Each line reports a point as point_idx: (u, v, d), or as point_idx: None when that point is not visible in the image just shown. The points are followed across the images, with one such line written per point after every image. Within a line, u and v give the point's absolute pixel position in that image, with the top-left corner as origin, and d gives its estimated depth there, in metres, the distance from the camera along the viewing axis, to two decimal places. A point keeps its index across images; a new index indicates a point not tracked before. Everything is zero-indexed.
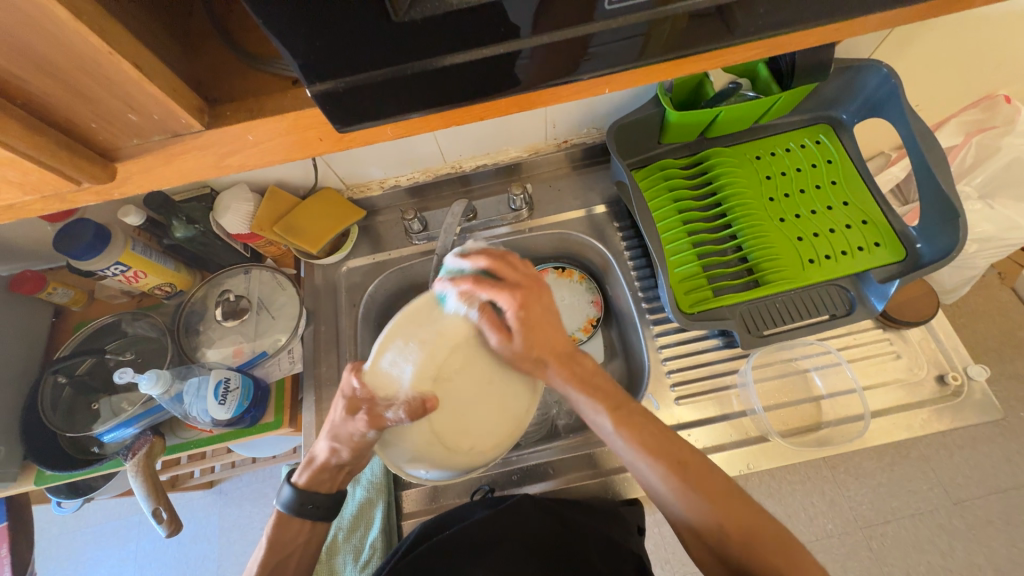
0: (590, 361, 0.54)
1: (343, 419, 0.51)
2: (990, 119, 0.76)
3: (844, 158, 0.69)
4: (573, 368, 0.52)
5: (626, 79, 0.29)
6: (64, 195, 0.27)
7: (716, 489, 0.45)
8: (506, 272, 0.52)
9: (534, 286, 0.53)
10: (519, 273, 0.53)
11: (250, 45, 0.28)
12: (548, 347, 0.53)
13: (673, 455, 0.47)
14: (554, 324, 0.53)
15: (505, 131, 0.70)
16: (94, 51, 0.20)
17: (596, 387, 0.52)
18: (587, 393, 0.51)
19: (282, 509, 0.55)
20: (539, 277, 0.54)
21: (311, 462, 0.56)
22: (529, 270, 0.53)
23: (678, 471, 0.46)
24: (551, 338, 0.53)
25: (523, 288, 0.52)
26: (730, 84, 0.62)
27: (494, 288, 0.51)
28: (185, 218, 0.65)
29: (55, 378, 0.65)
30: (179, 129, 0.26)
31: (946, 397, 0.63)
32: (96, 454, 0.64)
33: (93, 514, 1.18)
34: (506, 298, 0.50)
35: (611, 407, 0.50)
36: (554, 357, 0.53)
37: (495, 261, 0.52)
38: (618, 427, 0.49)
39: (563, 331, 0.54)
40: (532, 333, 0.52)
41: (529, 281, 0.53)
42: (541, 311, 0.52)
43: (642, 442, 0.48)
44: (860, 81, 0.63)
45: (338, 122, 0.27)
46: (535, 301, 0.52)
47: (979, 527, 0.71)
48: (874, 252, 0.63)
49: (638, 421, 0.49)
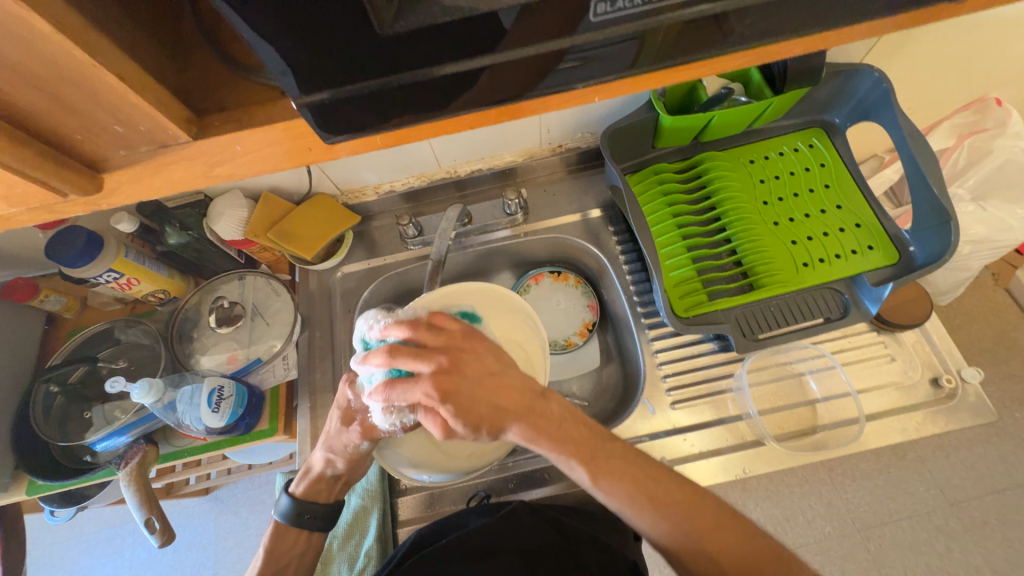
0: (558, 404, 0.48)
1: (339, 430, 0.54)
2: (982, 121, 0.77)
3: (838, 162, 0.69)
4: (538, 420, 0.46)
5: (617, 86, 0.29)
6: (52, 206, 0.27)
7: (710, 523, 0.44)
8: (427, 341, 0.47)
9: (455, 350, 0.47)
10: (443, 337, 0.47)
11: (239, 55, 0.28)
12: (502, 410, 0.46)
13: (652, 496, 0.44)
14: (498, 377, 0.47)
15: (499, 136, 0.70)
16: (78, 63, 0.20)
17: (568, 439, 0.46)
18: (559, 447, 0.46)
19: (280, 518, 0.55)
20: (456, 336, 0.48)
21: (309, 470, 0.57)
22: (453, 327, 0.48)
23: (667, 511, 0.44)
24: (504, 399, 0.46)
25: (437, 367, 0.45)
26: (722, 90, 0.63)
27: (416, 374, 0.44)
28: (178, 224, 0.65)
29: (47, 387, 0.64)
30: (166, 139, 0.25)
31: (940, 400, 0.63)
32: (89, 463, 0.63)
33: (88, 521, 1.17)
34: (427, 386, 0.44)
35: (586, 460, 0.46)
36: (518, 417, 0.46)
37: (407, 338, 0.47)
38: (597, 477, 0.46)
39: (513, 384, 0.47)
40: (473, 410, 0.45)
41: (456, 338, 0.48)
42: (479, 369, 0.46)
43: (622, 489, 0.45)
44: (851, 85, 0.63)
45: (329, 131, 0.26)
46: (461, 362, 0.46)
47: (975, 528, 0.71)
48: (867, 256, 0.63)
49: (617, 467, 0.46)
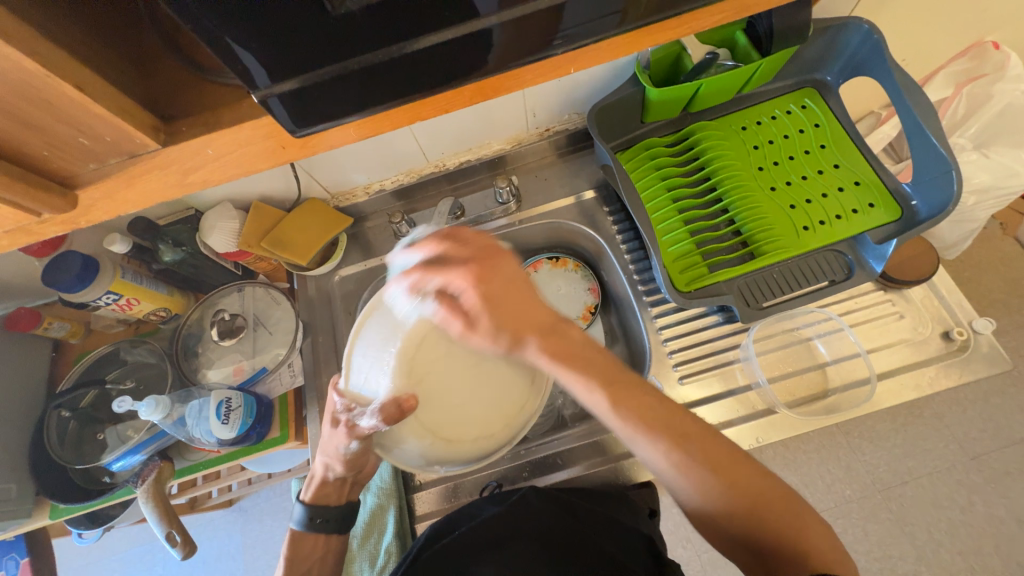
0: (580, 331, 0.46)
1: (330, 434, 0.54)
2: (979, 67, 0.74)
3: (832, 120, 0.67)
4: (561, 342, 0.45)
5: (592, 56, 0.29)
6: (30, 227, 0.26)
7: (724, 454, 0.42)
8: (454, 247, 0.43)
9: (488, 255, 0.43)
10: (471, 247, 0.43)
11: (203, 58, 0.27)
12: (526, 322, 0.44)
13: (674, 433, 0.43)
14: (526, 294, 0.44)
15: (484, 123, 0.69)
16: (30, 74, 0.20)
17: (589, 364, 0.45)
18: (578, 371, 0.44)
19: (298, 526, 0.56)
20: (492, 244, 0.44)
21: (313, 477, 0.57)
22: (481, 239, 0.44)
23: (679, 444, 0.42)
24: (528, 311, 0.44)
25: (475, 259, 0.43)
26: (708, 54, 0.62)
27: (444, 270, 0.43)
28: (171, 241, 0.66)
29: (59, 412, 0.65)
30: (135, 149, 0.25)
31: (953, 353, 0.62)
32: (107, 484, 0.64)
33: (118, 541, 1.19)
34: (455, 276, 0.42)
35: (605, 383, 0.44)
36: (541, 333, 0.44)
37: (446, 235, 0.44)
38: (617, 405, 0.43)
39: (541, 302, 0.45)
40: (496, 311, 0.43)
41: (484, 249, 0.44)
42: (506, 280, 0.43)
43: (638, 420, 0.43)
44: (841, 39, 0.61)
45: (299, 123, 0.26)
46: (491, 271, 0.43)
47: (998, 480, 0.70)
48: (869, 213, 0.62)
49: (635, 397, 0.44)
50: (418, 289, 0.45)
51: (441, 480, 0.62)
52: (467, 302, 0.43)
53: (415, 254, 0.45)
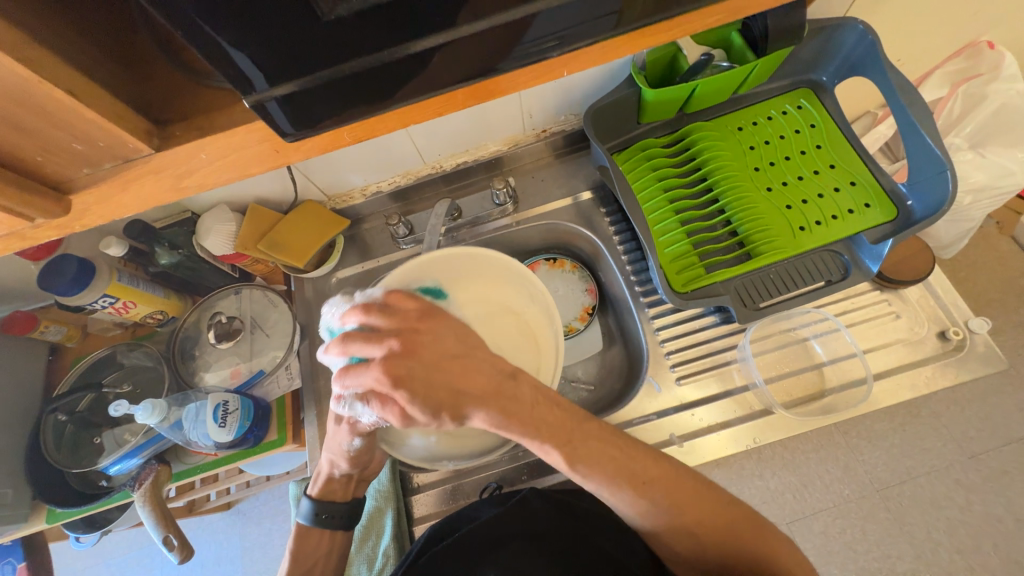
0: (529, 386, 0.44)
1: (334, 430, 0.54)
2: (975, 66, 0.75)
3: (829, 121, 0.67)
4: (507, 404, 0.42)
5: (585, 58, 0.29)
6: (24, 232, 0.26)
7: (686, 492, 0.44)
8: (385, 322, 0.41)
9: (413, 329, 0.41)
10: (398, 318, 0.41)
11: (196, 62, 0.27)
12: (463, 394, 0.40)
13: (631, 478, 0.44)
14: (459, 360, 0.41)
15: (480, 125, 0.68)
16: (22, 81, 0.20)
17: (543, 425, 0.43)
18: (533, 434, 0.42)
19: (303, 521, 0.57)
20: (424, 310, 0.42)
21: (319, 473, 0.57)
22: (408, 306, 0.42)
23: (645, 489, 0.44)
24: (465, 383, 0.41)
25: (392, 351, 0.39)
26: (702, 56, 0.60)
27: (367, 367, 0.39)
28: (168, 244, 0.65)
29: (56, 416, 0.64)
30: (129, 153, 0.25)
31: (949, 353, 0.62)
32: (105, 488, 0.64)
33: (116, 545, 1.19)
34: (376, 369, 0.38)
35: (561, 445, 0.43)
36: (485, 401, 0.41)
37: (361, 325, 0.41)
38: (574, 463, 0.43)
39: (480, 366, 0.42)
40: (433, 395, 0.39)
41: (414, 318, 0.41)
42: (436, 350, 0.40)
43: (601, 472, 0.44)
44: (835, 40, 0.62)
45: (292, 127, 0.26)
46: (419, 345, 0.40)
47: (995, 479, 0.70)
48: (865, 213, 0.62)
49: (596, 450, 0.44)
50: (342, 399, 0.41)
51: (440, 481, 0.62)
52: (393, 392, 0.38)
53: (336, 329, 0.42)
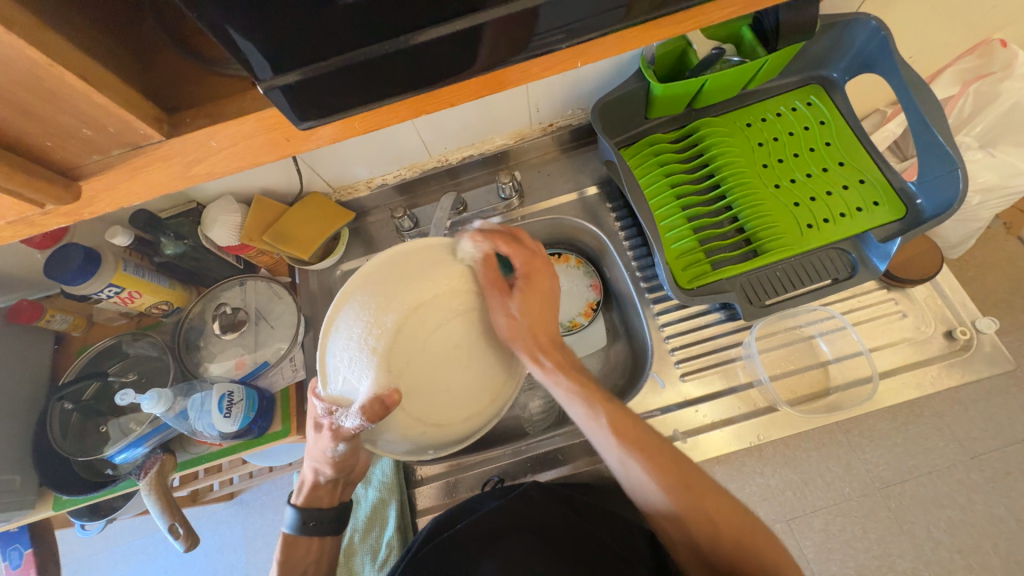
0: (578, 358, 0.54)
1: (315, 438, 0.52)
2: (986, 65, 0.74)
3: (838, 118, 0.67)
4: (565, 360, 0.52)
5: (598, 50, 0.28)
6: (32, 218, 0.26)
7: (703, 482, 0.45)
8: (522, 241, 0.54)
9: (544, 263, 0.54)
10: (526, 247, 0.54)
11: (206, 50, 0.27)
12: (544, 330, 0.53)
13: (647, 447, 0.46)
14: (552, 308, 0.54)
15: (487, 118, 0.68)
16: (33, 64, 0.20)
17: (589, 386, 0.51)
18: (580, 389, 0.50)
19: (289, 531, 0.55)
20: (548, 258, 0.55)
21: (304, 481, 0.56)
22: (535, 245, 0.55)
23: (664, 473, 0.45)
24: (547, 324, 0.53)
25: (534, 262, 0.53)
26: (713, 50, 0.60)
27: (509, 250, 0.53)
28: (173, 235, 0.66)
29: (62, 404, 0.65)
30: (139, 140, 0.25)
31: (956, 352, 0.62)
32: (110, 476, 0.64)
33: (120, 533, 1.20)
34: (518, 260, 0.53)
35: (606, 402, 0.49)
36: (549, 345, 0.52)
37: (511, 231, 0.54)
38: (614, 424, 0.48)
39: (559, 321, 0.54)
40: (529, 307, 0.52)
41: (536, 259, 0.54)
42: (546, 290, 0.54)
43: (635, 439, 0.47)
44: (847, 36, 0.61)
45: (300, 116, 0.26)
46: (537, 279, 0.53)
47: (997, 479, 0.70)
48: (874, 212, 0.62)
49: (631, 419, 0.49)
50: (473, 243, 0.53)
51: (441, 474, 0.62)
52: (517, 279, 0.53)
53: (476, 227, 0.55)
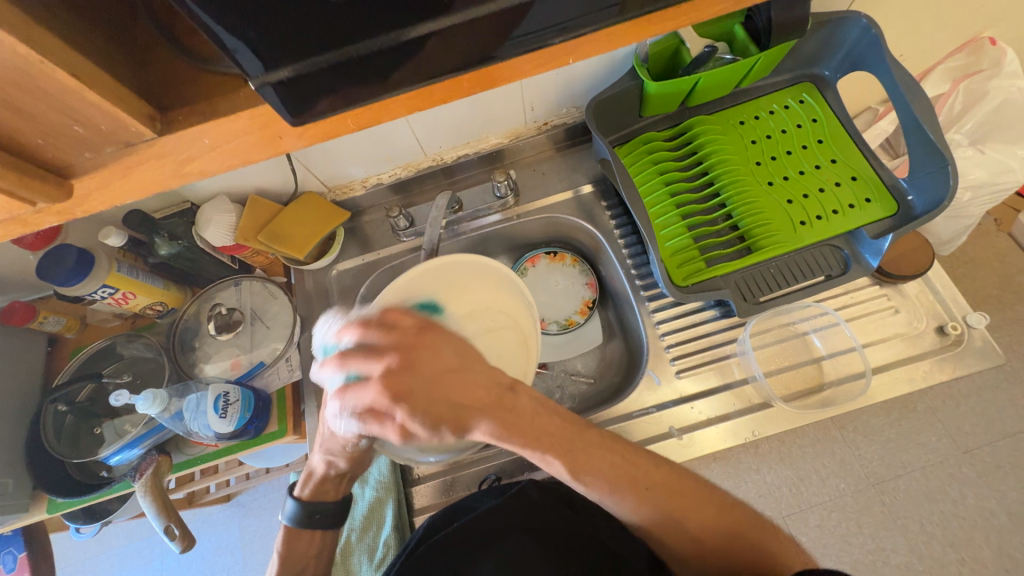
0: (527, 395, 0.45)
1: (334, 431, 0.53)
2: (977, 63, 0.75)
3: (830, 116, 0.67)
4: (506, 416, 0.43)
5: (590, 46, 0.29)
6: (25, 216, 0.26)
7: (684, 489, 0.44)
8: (383, 339, 0.43)
9: (409, 351, 0.43)
10: (394, 333, 0.43)
11: (199, 47, 0.27)
12: (463, 407, 0.42)
13: (618, 477, 0.43)
14: (459, 373, 0.43)
15: (481, 117, 0.68)
16: (23, 61, 0.20)
17: (542, 433, 0.43)
18: (531, 444, 0.43)
19: (289, 523, 0.55)
20: (414, 334, 0.44)
21: (312, 473, 0.56)
22: (405, 322, 0.44)
23: (646, 494, 0.43)
24: (465, 394, 0.43)
25: (392, 369, 0.41)
26: (706, 48, 0.60)
27: (369, 387, 0.42)
28: (167, 235, 0.65)
29: (55, 407, 0.64)
30: (131, 138, 0.25)
31: (947, 347, 0.63)
32: (105, 478, 0.64)
33: (115, 536, 1.19)
34: (380, 389, 0.41)
35: (561, 453, 0.43)
36: (483, 414, 0.43)
37: (358, 343, 0.43)
38: (575, 469, 0.43)
39: (477, 379, 0.43)
40: (429, 409, 0.42)
41: (412, 333, 0.44)
42: (435, 367, 0.43)
43: (603, 479, 0.43)
44: (839, 34, 0.61)
45: (294, 112, 0.26)
46: (420, 359, 0.43)
47: (989, 473, 0.71)
48: (865, 209, 0.62)
49: (594, 456, 0.44)
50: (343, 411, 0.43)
51: (439, 472, 0.62)
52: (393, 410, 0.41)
53: (329, 371, 0.43)
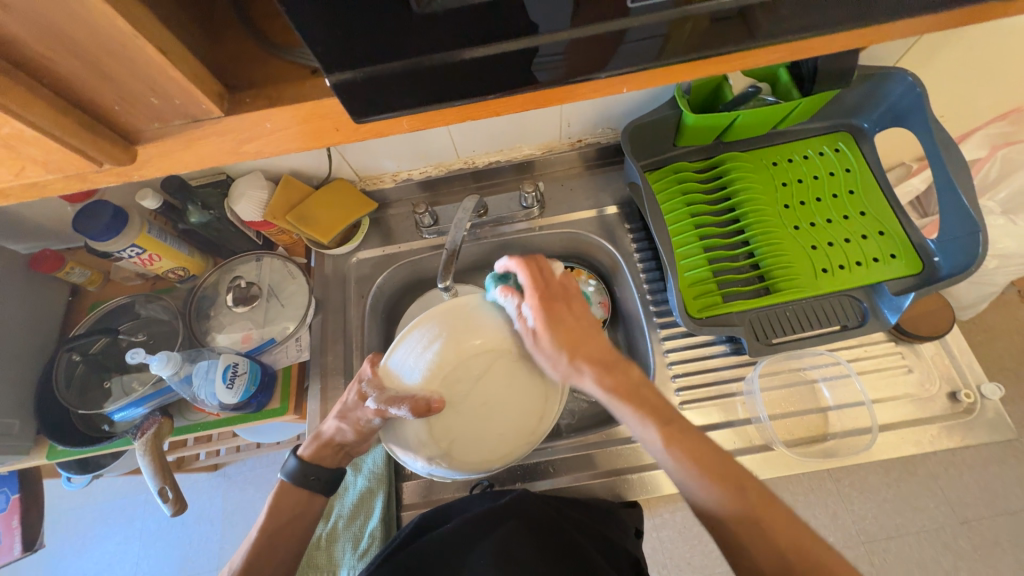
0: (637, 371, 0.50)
1: (355, 403, 0.52)
2: (1017, 132, 0.75)
3: (864, 168, 0.67)
4: (620, 377, 0.49)
5: (646, 77, 0.29)
6: (86, 174, 0.27)
7: (719, 458, 0.44)
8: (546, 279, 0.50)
9: (560, 296, 0.50)
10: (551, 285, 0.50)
11: (272, 34, 0.28)
12: (586, 350, 0.49)
13: (681, 436, 0.46)
14: (594, 330, 0.50)
15: (520, 127, 0.69)
16: (119, 32, 0.21)
17: (643, 403, 0.48)
18: (633, 406, 0.47)
19: (285, 478, 0.55)
20: (569, 288, 0.52)
21: (316, 434, 0.56)
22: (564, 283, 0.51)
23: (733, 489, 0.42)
24: (592, 346, 0.49)
25: (550, 296, 0.49)
26: (748, 88, 0.62)
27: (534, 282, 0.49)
28: (200, 204, 0.67)
29: (70, 355, 0.66)
30: (199, 114, 0.26)
31: (957, 415, 0.62)
32: (106, 432, 0.65)
33: (103, 490, 1.21)
34: (534, 304, 0.49)
35: (662, 423, 0.46)
36: (598, 364, 0.49)
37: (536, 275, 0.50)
38: (668, 441, 0.46)
39: (606, 342, 0.50)
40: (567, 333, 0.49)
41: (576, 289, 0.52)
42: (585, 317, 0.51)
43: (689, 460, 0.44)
44: (883, 89, 0.61)
45: (356, 111, 0.26)
46: (572, 303, 0.51)
47: (985, 548, 0.69)
48: (889, 264, 0.62)
49: (688, 438, 0.46)
50: (510, 293, 0.50)
51: None
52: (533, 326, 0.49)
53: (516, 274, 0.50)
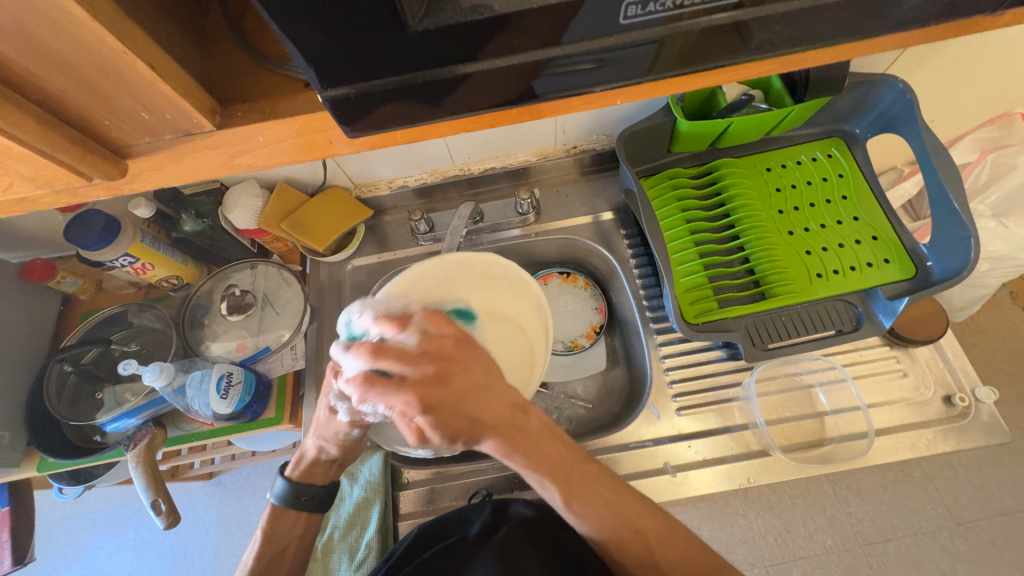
0: (539, 419, 0.43)
1: (327, 419, 0.51)
2: (1007, 137, 0.76)
3: (857, 173, 0.68)
4: (516, 435, 0.42)
5: (638, 90, 0.29)
6: (77, 189, 0.27)
7: (627, 505, 0.45)
8: (410, 347, 0.38)
9: (444, 365, 0.38)
10: (423, 345, 0.38)
11: (264, 46, 0.28)
12: (481, 424, 0.40)
13: (570, 482, 0.44)
14: (483, 393, 0.39)
15: (513, 134, 0.70)
16: (109, 50, 0.21)
17: (545, 459, 0.43)
18: (533, 467, 0.43)
19: (276, 501, 0.54)
20: (458, 340, 0.40)
21: (302, 455, 0.55)
22: (442, 332, 0.39)
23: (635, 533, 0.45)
24: (487, 414, 0.40)
25: (422, 380, 0.36)
26: (744, 95, 0.62)
27: (391, 389, 0.36)
28: (194, 212, 0.67)
29: (61, 367, 0.65)
30: (191, 128, 0.26)
31: (952, 418, 0.63)
32: (99, 443, 0.64)
33: (94, 500, 1.19)
34: (408, 403, 0.36)
35: (561, 482, 0.44)
36: (498, 434, 0.41)
37: (385, 346, 0.37)
38: (570, 499, 0.45)
39: (500, 400, 0.40)
40: (451, 424, 0.37)
41: (449, 344, 0.39)
42: (469, 382, 0.39)
43: (597, 514, 0.45)
44: (875, 95, 0.62)
45: (349, 125, 0.26)
46: (451, 374, 0.38)
47: None
48: (883, 269, 0.62)
49: (593, 489, 0.45)
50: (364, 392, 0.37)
51: (430, 481, 0.63)
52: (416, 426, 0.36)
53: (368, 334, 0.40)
